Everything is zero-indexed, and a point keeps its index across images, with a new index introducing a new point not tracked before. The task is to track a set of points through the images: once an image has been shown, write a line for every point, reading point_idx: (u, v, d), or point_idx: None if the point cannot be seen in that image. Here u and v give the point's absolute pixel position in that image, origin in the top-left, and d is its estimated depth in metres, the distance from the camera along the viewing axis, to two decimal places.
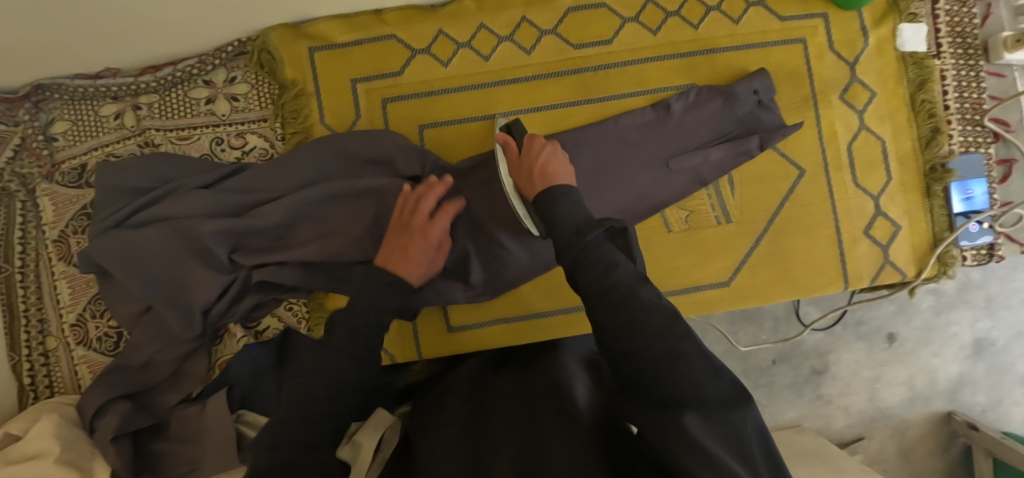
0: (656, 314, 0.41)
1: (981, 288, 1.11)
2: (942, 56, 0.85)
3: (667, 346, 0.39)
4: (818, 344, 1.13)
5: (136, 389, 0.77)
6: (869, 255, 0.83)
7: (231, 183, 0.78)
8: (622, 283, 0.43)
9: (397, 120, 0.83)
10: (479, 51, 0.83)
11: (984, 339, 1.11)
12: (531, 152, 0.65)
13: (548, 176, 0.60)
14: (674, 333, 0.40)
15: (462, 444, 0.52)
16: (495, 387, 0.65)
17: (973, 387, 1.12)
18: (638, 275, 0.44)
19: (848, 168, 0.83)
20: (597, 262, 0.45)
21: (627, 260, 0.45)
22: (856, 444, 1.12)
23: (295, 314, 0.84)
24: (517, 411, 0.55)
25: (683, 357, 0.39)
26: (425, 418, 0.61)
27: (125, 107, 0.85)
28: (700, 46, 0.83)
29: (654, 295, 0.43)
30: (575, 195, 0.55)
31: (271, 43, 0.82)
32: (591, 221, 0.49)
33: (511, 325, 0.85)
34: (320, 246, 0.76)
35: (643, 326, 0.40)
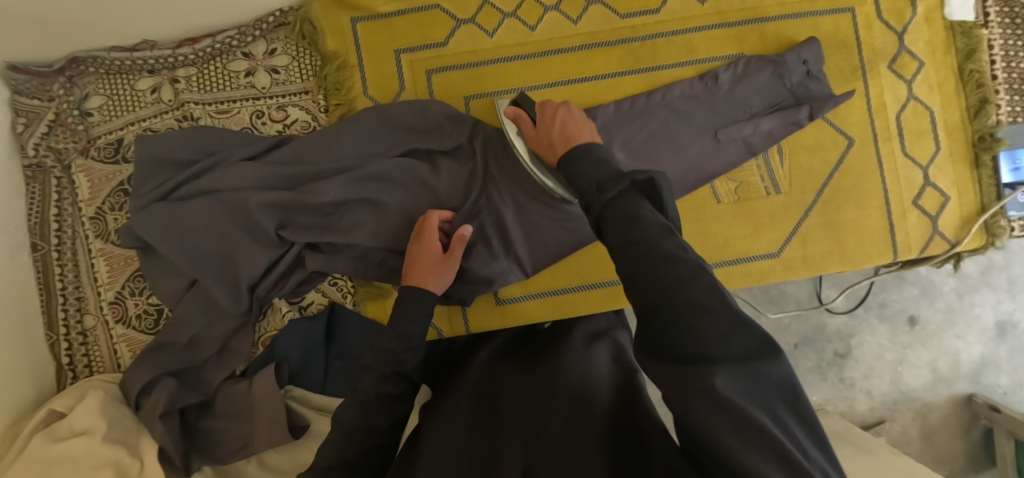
0: (678, 266, 0.34)
1: (1004, 270, 1.11)
2: (990, 26, 0.84)
3: (696, 294, 0.33)
4: (841, 327, 1.13)
5: (181, 367, 0.77)
6: (918, 226, 0.83)
7: (279, 155, 0.77)
8: (644, 235, 0.36)
9: (442, 92, 0.82)
10: (525, 22, 0.82)
11: (1006, 321, 1.11)
12: (548, 117, 0.61)
13: (573, 137, 0.56)
14: (700, 284, 0.33)
15: (477, 450, 0.49)
16: (507, 377, 0.61)
17: (995, 369, 1.12)
18: (664, 229, 0.37)
19: (897, 138, 0.83)
20: (619, 216, 0.39)
21: (649, 213, 0.38)
22: (879, 426, 1.12)
23: (340, 290, 0.83)
24: (530, 408, 0.52)
25: (716, 314, 0.32)
26: (438, 410, 0.58)
27: (162, 81, 0.84)
28: (750, 15, 0.82)
29: (680, 249, 0.36)
30: (597, 153, 0.50)
31: (314, 13, 0.81)
32: (617, 174, 0.43)
33: (557, 297, 0.85)
34: (374, 229, 0.76)
35: (664, 280, 0.34)
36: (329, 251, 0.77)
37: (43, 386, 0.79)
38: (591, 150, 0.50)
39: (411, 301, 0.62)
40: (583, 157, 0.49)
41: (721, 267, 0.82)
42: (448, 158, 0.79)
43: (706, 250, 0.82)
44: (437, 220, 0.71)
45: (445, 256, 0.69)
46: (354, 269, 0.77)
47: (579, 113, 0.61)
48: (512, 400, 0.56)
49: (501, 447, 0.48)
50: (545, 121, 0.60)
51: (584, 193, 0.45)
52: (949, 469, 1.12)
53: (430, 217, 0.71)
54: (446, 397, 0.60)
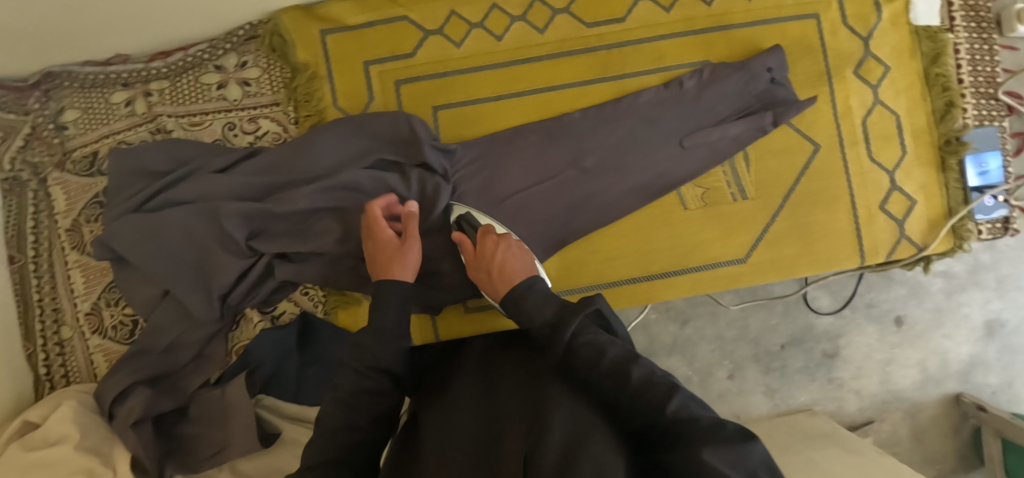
0: (654, 388, 0.45)
1: (992, 269, 1.12)
2: (956, 30, 0.85)
3: (671, 412, 0.42)
4: (829, 328, 1.13)
5: (160, 373, 0.78)
6: (885, 229, 0.83)
7: (252, 164, 0.78)
8: (615, 364, 0.49)
9: (410, 103, 0.82)
10: (492, 31, 0.82)
11: (995, 320, 1.12)
12: (485, 252, 0.69)
13: (509, 275, 0.66)
14: (672, 403, 0.43)
15: (479, 436, 0.45)
16: (512, 369, 0.57)
17: (984, 368, 1.12)
18: (627, 350, 0.51)
19: (863, 142, 0.83)
20: (586, 349, 0.51)
21: (608, 339, 0.52)
22: (867, 426, 1.12)
23: (312, 299, 0.83)
24: (534, 389, 0.50)
25: (693, 419, 0.41)
26: (439, 405, 0.55)
27: (135, 94, 0.85)
28: (716, 22, 0.82)
29: (650, 372, 0.47)
30: (540, 291, 0.62)
31: (283, 26, 0.81)
32: (567, 311, 0.56)
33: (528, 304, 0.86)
34: (345, 238, 0.77)
35: (645, 399, 0.45)
36: (298, 261, 0.78)
37: (20, 397, 0.80)
38: (534, 287, 0.63)
39: (374, 315, 0.62)
40: (531, 296, 0.61)
41: (690, 272, 0.83)
42: (419, 168, 0.79)
43: (677, 254, 0.82)
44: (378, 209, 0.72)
45: (403, 239, 0.71)
46: (324, 275, 0.78)
47: (517, 249, 0.70)
48: (515, 386, 0.52)
49: (503, 432, 0.44)
50: (486, 255, 0.68)
51: (539, 336, 0.57)
52: (938, 469, 1.13)
53: (371, 210, 0.72)
54: (444, 393, 0.57)
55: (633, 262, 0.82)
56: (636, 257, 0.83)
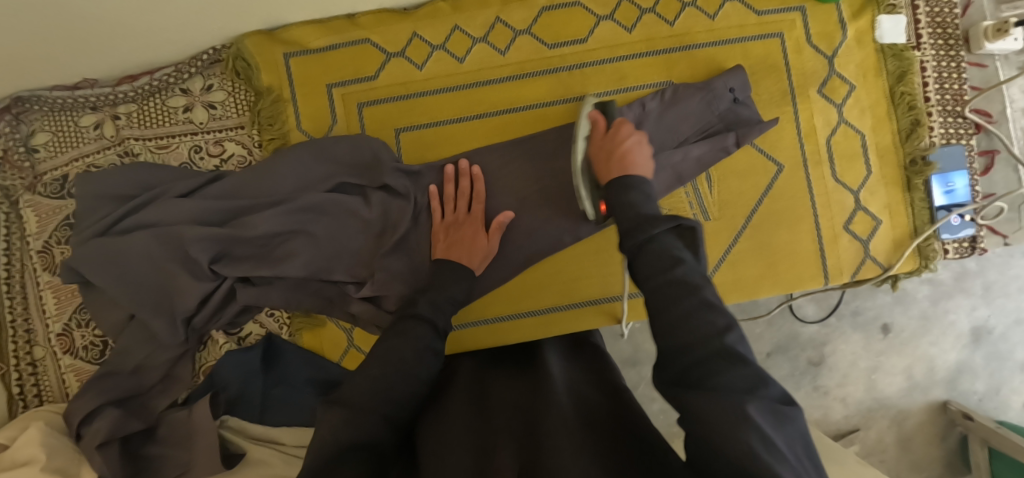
0: (714, 315, 0.43)
1: (979, 276, 1.10)
2: (922, 47, 0.84)
3: (725, 343, 0.41)
4: (815, 335, 1.12)
5: (127, 395, 0.78)
6: (850, 250, 0.83)
7: (214, 189, 0.79)
8: (688, 278, 0.46)
9: (372, 125, 0.83)
10: (454, 53, 0.82)
11: (982, 327, 1.11)
12: (618, 135, 0.70)
13: (629, 162, 0.65)
14: (731, 336, 0.42)
15: (475, 444, 0.52)
16: (502, 388, 0.64)
17: (972, 375, 1.11)
18: (701, 275, 0.47)
19: (827, 162, 0.83)
20: (658, 256, 0.49)
21: (690, 258, 0.49)
22: (852, 435, 1.12)
23: (277, 321, 0.84)
24: (526, 408, 0.55)
25: (743, 360, 0.40)
26: (434, 414, 0.60)
27: (103, 117, 0.86)
28: (679, 42, 0.82)
29: (715, 298, 0.45)
30: (647, 187, 0.61)
31: (246, 49, 0.82)
32: (655, 218, 0.52)
33: (491, 325, 0.85)
34: (306, 261, 0.77)
35: (695, 326, 0.43)
36: (261, 284, 0.79)
37: None
38: (646, 184, 0.61)
39: None
40: (631, 193, 0.60)
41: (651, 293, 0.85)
42: (381, 191, 0.79)
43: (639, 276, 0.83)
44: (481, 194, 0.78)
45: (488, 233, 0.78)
46: (286, 301, 0.78)
47: (647, 147, 0.69)
48: (508, 405, 0.58)
49: (499, 442, 0.50)
50: (616, 138, 0.69)
51: (627, 226, 0.55)
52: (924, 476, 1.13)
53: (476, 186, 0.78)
54: (440, 407, 0.62)
55: (595, 283, 0.85)
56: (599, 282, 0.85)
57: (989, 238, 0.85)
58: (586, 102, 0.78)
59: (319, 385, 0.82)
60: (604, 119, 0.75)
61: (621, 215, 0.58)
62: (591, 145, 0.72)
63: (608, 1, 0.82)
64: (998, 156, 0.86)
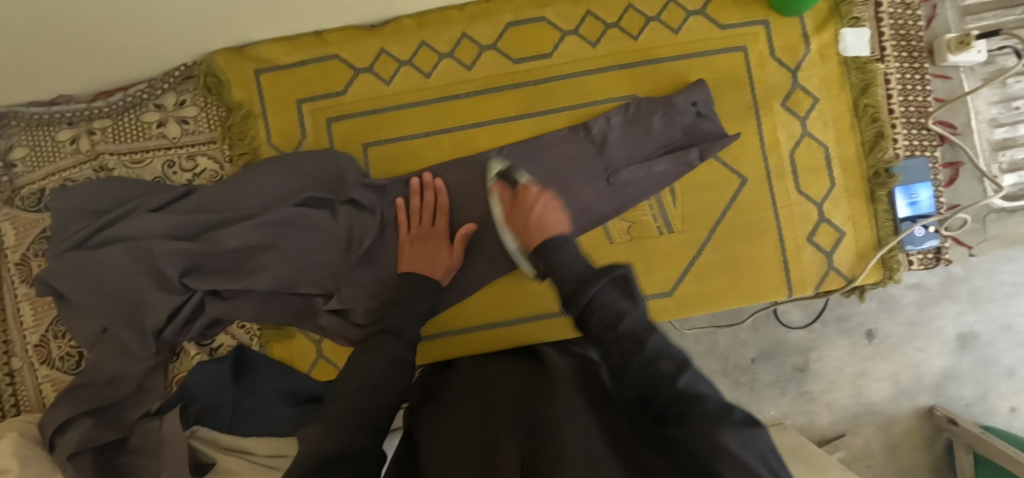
0: (667, 361, 0.46)
1: (965, 281, 1.08)
2: (886, 60, 0.85)
3: (684, 388, 0.44)
4: (800, 340, 1.10)
5: (102, 405, 0.79)
6: (813, 262, 0.84)
7: (186, 203, 0.80)
8: (632, 331, 0.48)
9: (341, 140, 0.84)
10: (421, 69, 0.83)
11: (968, 333, 1.08)
12: (524, 203, 0.68)
13: (547, 226, 0.63)
14: (684, 378, 0.44)
15: (476, 437, 0.50)
16: (503, 376, 0.64)
17: (958, 381, 1.09)
18: (646, 322, 0.48)
19: (791, 175, 0.83)
20: (603, 310, 0.49)
21: (631, 305, 0.49)
22: (839, 440, 1.09)
23: (248, 333, 0.86)
24: (529, 398, 0.53)
25: (703, 399, 0.43)
26: (433, 409, 0.60)
27: (79, 132, 0.87)
28: (643, 56, 0.83)
29: (664, 343, 0.47)
30: (572, 244, 0.59)
31: (217, 66, 0.83)
32: (593, 272, 0.52)
33: (462, 335, 0.84)
34: (275, 274, 0.78)
35: (655, 375, 0.45)
36: (230, 297, 0.80)
37: None
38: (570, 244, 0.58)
39: None
40: (559, 253, 0.57)
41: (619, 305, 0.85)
42: (350, 205, 0.81)
43: None
44: (445, 205, 0.80)
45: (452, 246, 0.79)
46: (256, 313, 0.80)
47: (559, 202, 0.68)
48: (509, 396, 0.56)
49: (502, 434, 0.48)
50: (527, 205, 0.66)
51: (565, 287, 0.54)
52: None
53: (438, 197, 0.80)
54: (438, 404, 0.61)
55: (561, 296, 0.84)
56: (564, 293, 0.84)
57: (955, 248, 0.86)
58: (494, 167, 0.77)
59: (291, 395, 0.83)
60: (510, 189, 0.73)
61: (559, 277, 0.56)
62: (506, 218, 0.71)
63: (573, 16, 0.83)
64: (962, 168, 0.86)
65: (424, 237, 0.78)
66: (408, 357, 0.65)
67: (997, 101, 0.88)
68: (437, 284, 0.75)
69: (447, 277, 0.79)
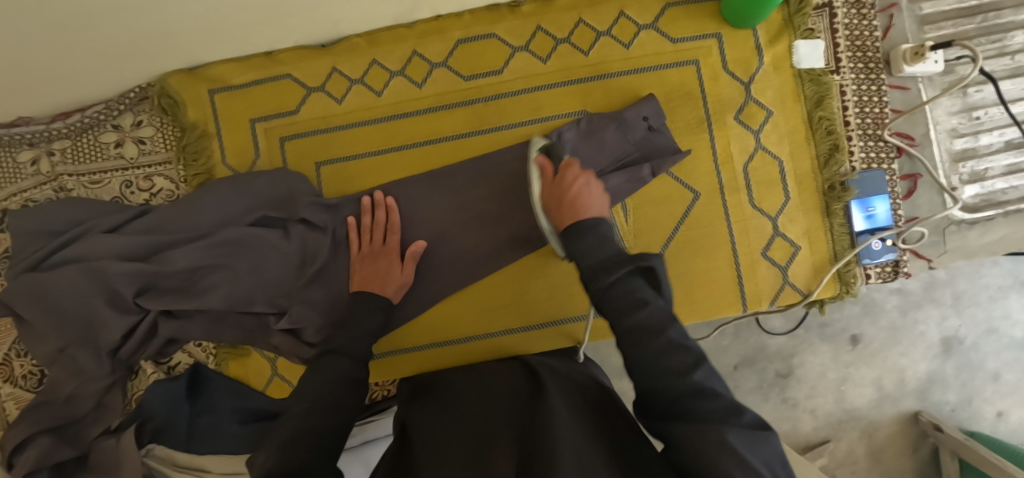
0: (679, 356, 0.48)
1: (948, 285, 1.01)
2: (842, 72, 0.84)
3: (696, 381, 0.46)
4: (782, 346, 1.02)
5: (61, 423, 0.80)
6: (767, 276, 0.83)
7: (140, 223, 0.80)
8: (652, 323, 0.50)
9: (294, 159, 0.85)
10: (372, 87, 0.84)
11: (953, 338, 1.01)
12: (565, 181, 0.69)
13: (577, 210, 0.65)
14: (698, 373, 0.47)
15: (473, 438, 0.55)
16: (498, 384, 0.68)
17: (942, 386, 1.02)
18: (665, 314, 0.51)
19: (744, 189, 0.83)
20: (624, 298, 0.52)
21: (654, 296, 0.52)
22: (823, 446, 1.01)
23: (204, 350, 0.88)
24: (522, 406, 0.59)
25: (713, 394, 0.46)
26: (426, 411, 0.65)
27: (39, 153, 0.87)
28: (594, 71, 0.83)
29: (682, 336, 0.50)
30: (602, 231, 0.61)
31: (171, 87, 0.84)
32: (618, 258, 0.55)
33: (428, 351, 0.85)
34: (227, 294, 0.79)
35: (665, 367, 0.48)
36: (183, 316, 0.81)
37: None
38: (597, 229, 0.61)
39: None
40: (587, 239, 0.60)
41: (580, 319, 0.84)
42: (302, 224, 0.81)
43: (555, 304, 0.84)
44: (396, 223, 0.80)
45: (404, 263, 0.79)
46: (207, 333, 0.81)
47: (597, 185, 0.69)
48: (505, 402, 0.61)
49: (497, 437, 0.53)
50: (563, 185, 0.68)
51: (586, 272, 0.57)
52: None
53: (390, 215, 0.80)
54: (437, 406, 0.65)
55: (508, 313, 0.84)
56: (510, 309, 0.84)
57: (913, 261, 0.86)
58: (536, 144, 0.77)
59: (244, 413, 0.83)
60: (551, 164, 0.73)
61: (583, 262, 0.59)
62: (542, 190, 0.71)
63: (523, 32, 0.83)
64: (921, 180, 0.85)
65: (376, 256, 0.78)
66: (361, 376, 0.65)
67: (958, 111, 0.86)
68: (388, 301, 0.75)
69: (400, 294, 0.79)
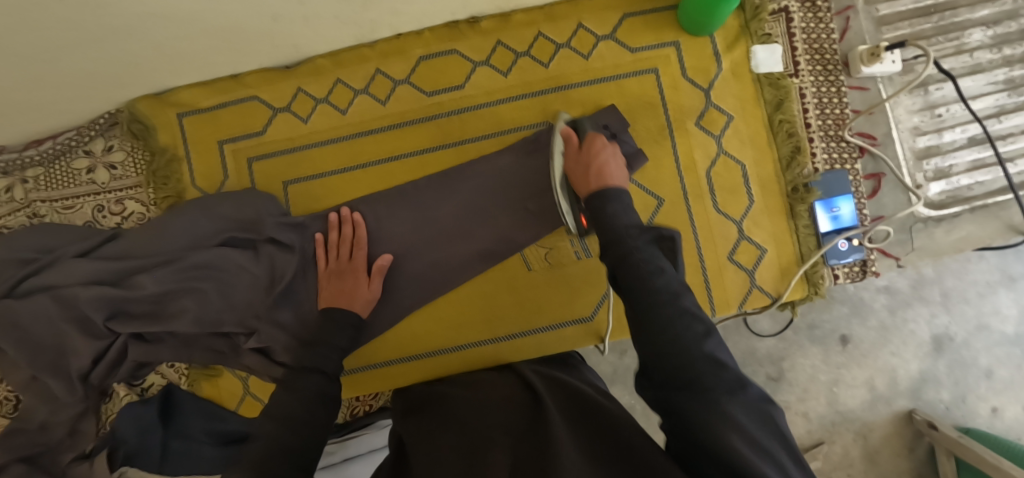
0: (694, 324, 0.51)
1: (936, 283, 0.99)
2: (801, 75, 0.85)
3: (706, 351, 0.49)
4: (771, 350, 1.01)
5: (34, 451, 0.80)
6: (735, 280, 0.83)
7: (109, 249, 0.81)
8: (668, 288, 0.53)
9: (262, 179, 0.86)
10: (337, 106, 0.85)
11: (943, 335, 0.99)
12: (593, 150, 0.71)
13: (605, 177, 0.67)
14: (709, 343, 0.50)
15: (467, 444, 0.54)
16: (492, 396, 0.68)
17: (937, 385, 0.99)
18: (679, 284, 0.54)
19: (708, 195, 0.83)
20: (638, 264, 0.55)
21: (670, 267, 0.55)
22: (817, 449, 0.99)
23: (177, 372, 0.90)
24: (516, 420, 0.58)
25: (721, 365, 0.48)
26: (420, 425, 0.63)
27: (13, 181, 0.88)
28: (553, 83, 0.84)
29: (694, 306, 0.53)
30: (625, 200, 0.64)
31: (140, 112, 0.85)
32: (636, 229, 0.59)
33: (412, 364, 0.85)
34: (196, 317, 0.79)
35: (679, 334, 0.50)
36: (152, 340, 0.82)
37: None
38: (624, 201, 0.63)
39: None
40: (611, 204, 0.63)
41: (560, 326, 0.84)
42: (271, 244, 0.81)
43: (529, 314, 0.84)
44: (364, 236, 0.80)
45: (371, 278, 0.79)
46: (178, 355, 0.82)
47: (621, 159, 0.71)
48: (500, 413, 0.61)
49: (492, 445, 0.52)
50: (591, 152, 0.70)
51: (609, 236, 0.60)
52: None
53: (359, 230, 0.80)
54: (432, 417, 0.65)
55: (480, 328, 0.84)
56: (483, 324, 0.84)
57: (881, 260, 0.86)
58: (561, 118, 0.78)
59: (218, 435, 0.84)
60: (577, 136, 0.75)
61: (605, 226, 0.61)
62: (567, 160, 0.72)
63: (484, 47, 0.84)
64: (884, 179, 0.86)
65: (343, 272, 0.78)
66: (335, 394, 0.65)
67: (919, 109, 0.87)
68: (357, 317, 0.75)
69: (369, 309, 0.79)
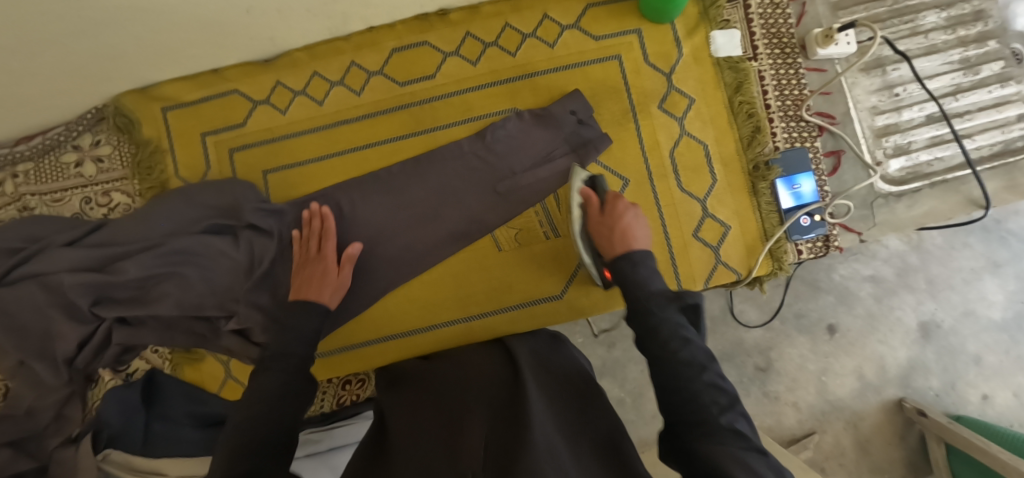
0: (718, 396, 0.52)
1: (920, 270, 1.00)
2: (759, 58, 0.88)
3: (726, 425, 0.50)
4: (759, 340, 1.00)
5: (22, 436, 0.82)
6: (700, 257, 0.86)
7: (94, 237, 0.84)
8: (693, 360, 0.55)
9: (243, 169, 0.90)
10: (314, 97, 0.89)
11: (929, 322, 1.00)
12: (616, 212, 0.73)
13: (627, 241, 0.70)
14: (726, 416, 0.51)
15: (447, 416, 0.56)
16: (473, 364, 0.69)
17: (925, 371, 0.99)
18: (705, 354, 0.56)
19: (672, 175, 0.86)
20: (663, 333, 0.57)
21: (695, 336, 0.57)
22: (808, 438, 0.97)
23: (160, 357, 0.93)
24: (497, 390, 0.60)
25: (742, 435, 0.49)
26: (402, 395, 0.65)
27: (4, 176, 0.91)
28: (522, 71, 0.87)
29: (718, 378, 0.54)
30: (650, 263, 0.67)
31: (125, 107, 0.89)
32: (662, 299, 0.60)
33: (395, 342, 0.88)
34: (177, 301, 0.82)
35: (700, 404, 0.52)
36: (135, 324, 0.85)
37: None
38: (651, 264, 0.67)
39: None
40: (640, 269, 0.66)
41: (536, 302, 0.87)
42: (250, 230, 0.85)
43: (506, 291, 0.87)
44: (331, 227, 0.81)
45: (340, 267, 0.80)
46: (160, 339, 0.85)
47: (641, 217, 0.73)
48: (481, 382, 0.63)
49: (469, 416, 0.55)
50: (614, 216, 0.72)
51: (638, 303, 0.62)
52: None
53: (329, 221, 0.81)
54: (413, 388, 0.66)
55: (456, 308, 0.87)
56: (457, 304, 0.87)
57: (843, 235, 0.88)
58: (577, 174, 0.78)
59: (198, 418, 0.86)
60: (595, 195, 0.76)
61: (630, 290, 0.64)
62: (589, 221, 0.74)
63: (453, 39, 0.88)
64: (844, 156, 0.88)
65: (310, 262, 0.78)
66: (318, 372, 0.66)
67: (877, 90, 0.90)
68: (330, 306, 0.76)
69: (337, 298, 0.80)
